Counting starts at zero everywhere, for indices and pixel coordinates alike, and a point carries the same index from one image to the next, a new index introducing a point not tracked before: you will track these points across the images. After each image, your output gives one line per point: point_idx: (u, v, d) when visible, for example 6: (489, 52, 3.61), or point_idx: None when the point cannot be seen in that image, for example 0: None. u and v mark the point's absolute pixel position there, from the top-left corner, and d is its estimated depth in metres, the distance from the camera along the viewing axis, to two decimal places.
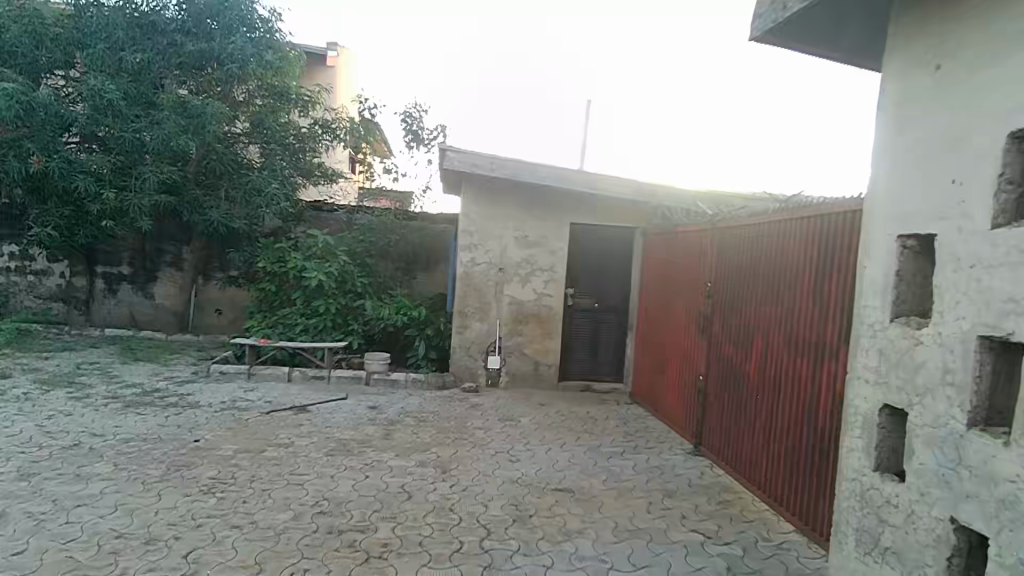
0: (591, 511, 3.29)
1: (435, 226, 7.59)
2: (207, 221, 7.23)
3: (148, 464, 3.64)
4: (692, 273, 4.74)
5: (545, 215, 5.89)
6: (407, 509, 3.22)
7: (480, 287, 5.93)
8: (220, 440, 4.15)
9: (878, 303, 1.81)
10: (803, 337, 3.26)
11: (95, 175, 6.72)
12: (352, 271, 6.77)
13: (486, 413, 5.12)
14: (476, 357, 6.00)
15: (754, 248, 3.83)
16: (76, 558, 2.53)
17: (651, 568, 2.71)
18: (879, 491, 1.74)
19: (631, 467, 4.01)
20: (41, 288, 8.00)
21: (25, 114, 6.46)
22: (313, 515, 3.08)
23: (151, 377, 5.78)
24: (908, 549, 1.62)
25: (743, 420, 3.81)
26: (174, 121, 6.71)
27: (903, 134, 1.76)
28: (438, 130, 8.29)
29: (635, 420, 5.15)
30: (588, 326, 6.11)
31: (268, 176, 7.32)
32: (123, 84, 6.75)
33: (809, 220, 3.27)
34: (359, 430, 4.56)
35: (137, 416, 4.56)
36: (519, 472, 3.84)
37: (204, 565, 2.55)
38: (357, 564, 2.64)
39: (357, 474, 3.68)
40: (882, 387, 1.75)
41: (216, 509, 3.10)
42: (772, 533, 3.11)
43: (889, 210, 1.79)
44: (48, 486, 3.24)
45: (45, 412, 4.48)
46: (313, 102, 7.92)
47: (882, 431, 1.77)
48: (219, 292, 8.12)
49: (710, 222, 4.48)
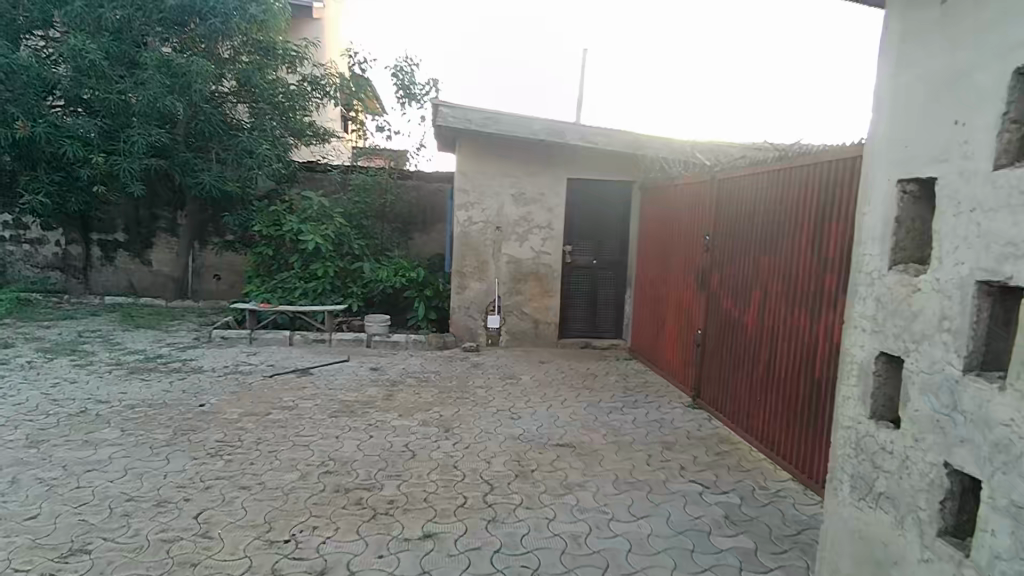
0: (592, 464, 3.35)
1: (430, 184, 7.50)
2: (200, 185, 7.14)
3: (153, 429, 3.69)
4: (691, 226, 4.69)
5: (541, 171, 5.82)
6: (412, 467, 3.27)
7: (478, 245, 5.90)
8: (224, 405, 4.18)
9: (876, 251, 1.77)
10: (801, 288, 3.25)
11: (83, 139, 6.62)
12: (348, 233, 6.72)
13: (487, 372, 5.18)
14: (476, 317, 6.02)
15: (753, 197, 3.78)
16: (89, 521, 2.59)
17: (650, 518, 2.77)
18: (874, 439, 1.74)
19: (630, 421, 4.06)
20: (38, 257, 7.98)
21: (5, 77, 6.27)
22: (321, 475, 3.14)
23: (153, 344, 5.81)
24: (901, 494, 1.63)
25: (741, 370, 3.84)
26: (158, 80, 6.59)
27: (900, 77, 1.70)
28: (430, 84, 8.17)
29: (634, 375, 5.19)
30: (587, 283, 6.10)
31: (258, 138, 7.21)
32: (105, 44, 6.57)
33: (810, 168, 3.22)
34: (361, 391, 4.60)
35: (141, 382, 4.61)
36: (521, 429, 3.88)
37: (214, 525, 2.61)
38: (364, 520, 2.70)
39: (360, 434, 3.72)
40: (879, 335, 1.73)
41: (223, 471, 3.15)
42: (768, 481, 3.17)
43: (891, 154, 1.72)
44: (57, 452, 3.29)
45: (50, 380, 4.52)
46: (301, 57, 7.70)
47: (877, 378, 1.76)
48: (216, 258, 8.09)
49: (708, 172, 4.42)
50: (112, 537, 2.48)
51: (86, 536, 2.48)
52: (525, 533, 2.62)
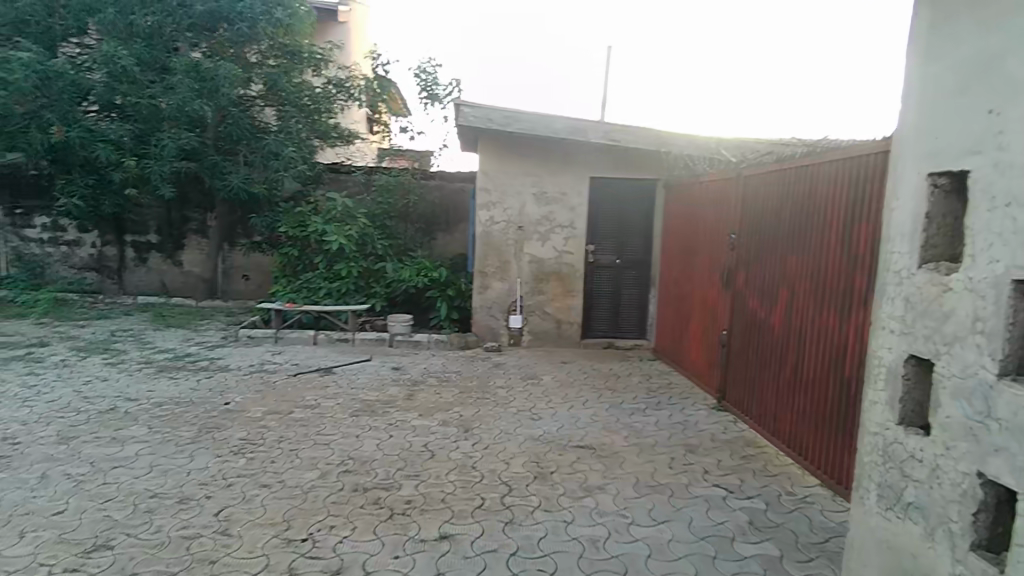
0: (612, 466, 3.30)
1: (453, 184, 7.51)
2: (228, 187, 7.28)
3: (179, 426, 3.76)
4: (716, 225, 4.59)
5: (563, 170, 5.77)
6: (431, 467, 3.27)
7: (500, 245, 5.88)
8: (249, 403, 4.24)
9: (905, 249, 1.68)
10: (830, 287, 3.15)
11: (116, 143, 6.80)
12: (372, 233, 6.78)
13: (508, 372, 5.15)
14: (497, 317, 6.00)
15: (781, 194, 3.67)
16: (113, 517, 2.64)
17: (671, 523, 2.71)
18: (903, 446, 1.66)
19: (652, 422, 3.99)
20: (74, 259, 8.21)
21: (42, 84, 6.48)
22: (340, 474, 3.16)
23: (182, 343, 5.94)
24: (932, 505, 1.54)
25: (767, 372, 3.74)
26: (188, 84, 6.73)
27: (929, 66, 1.61)
28: (453, 84, 8.13)
29: (657, 376, 5.11)
30: (610, 283, 6.01)
31: (284, 140, 7.32)
32: (136, 50, 6.74)
33: (839, 163, 3.11)
34: (383, 391, 4.62)
35: (170, 380, 4.71)
36: (541, 430, 3.84)
37: (234, 523, 2.63)
38: (381, 520, 2.70)
39: (380, 434, 3.73)
40: (907, 336, 1.65)
41: (245, 469, 3.19)
42: (795, 487, 3.07)
43: (919, 147, 1.64)
44: (86, 449, 3.37)
45: (82, 378, 4.64)
46: (326, 60, 7.77)
47: (906, 382, 1.67)
48: (245, 258, 8.25)
49: (733, 169, 4.32)
50: (134, 533, 2.52)
51: (110, 531, 2.53)
52: (542, 536, 2.59)
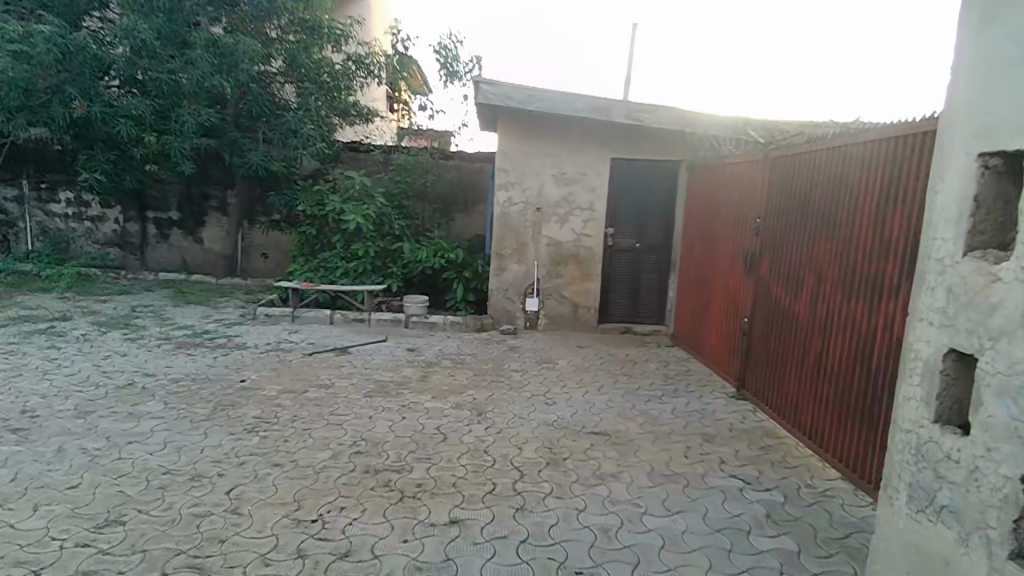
0: (626, 454, 3.23)
1: (472, 164, 7.41)
2: (248, 164, 7.26)
3: (195, 403, 3.78)
4: (740, 208, 4.45)
5: (583, 150, 5.64)
6: (443, 450, 3.24)
7: (517, 227, 5.79)
8: (264, 381, 4.25)
9: (949, 234, 1.57)
10: (859, 273, 3.01)
11: (136, 119, 6.81)
12: (389, 213, 6.73)
13: (523, 356, 5.10)
14: (514, 299, 5.93)
15: (811, 175, 3.52)
16: (126, 493, 2.65)
17: (685, 513, 2.64)
18: (938, 446, 1.56)
19: (668, 410, 3.91)
20: (97, 234, 8.31)
21: (63, 57, 6.48)
22: (352, 455, 3.14)
23: (200, 320, 5.98)
24: (969, 510, 1.45)
25: (790, 361, 3.63)
26: (207, 59, 6.69)
27: (982, 38, 1.49)
28: (473, 62, 8.06)
29: (675, 363, 5.01)
30: (629, 267, 5.89)
31: (303, 117, 7.27)
32: (157, 23, 6.71)
33: (874, 143, 2.95)
34: (397, 372, 4.60)
35: (187, 356, 4.75)
36: (555, 415, 3.79)
37: (245, 502, 2.63)
38: (391, 503, 2.67)
39: (393, 415, 3.71)
40: (948, 329, 1.54)
41: (258, 448, 3.19)
42: (815, 480, 2.98)
43: (970, 124, 1.52)
44: (103, 423, 3.40)
45: (102, 353, 4.69)
46: (346, 36, 7.67)
47: (945, 378, 1.57)
48: (263, 237, 8.28)
49: (761, 150, 4.17)
50: (146, 509, 2.53)
51: (122, 507, 2.53)
52: (553, 524, 2.54)
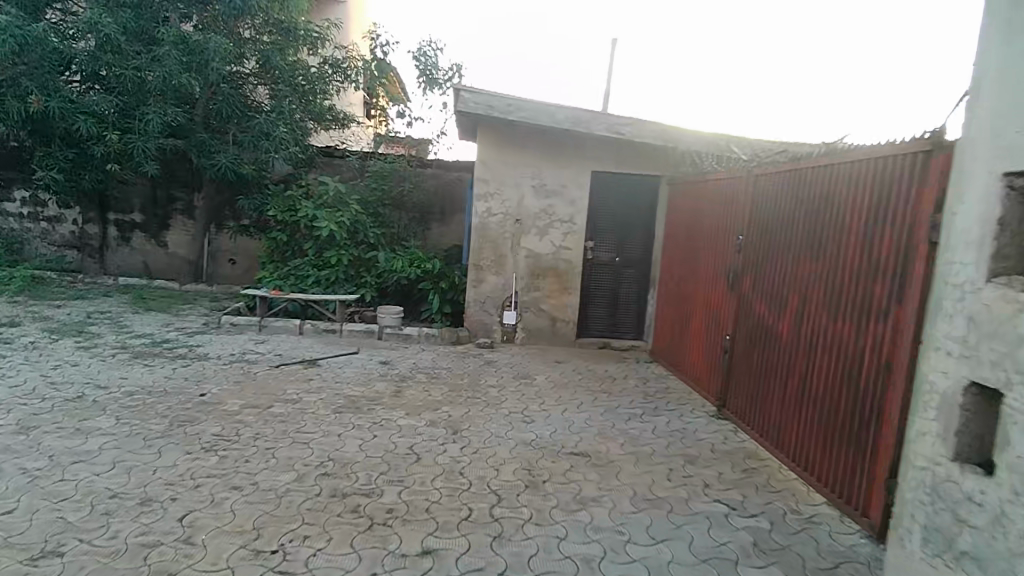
0: (608, 477, 3.10)
1: (450, 173, 7.27)
2: (217, 167, 6.99)
3: (149, 418, 3.53)
4: (722, 225, 4.39)
5: (566, 161, 5.55)
6: (416, 472, 3.06)
7: (496, 238, 5.66)
8: (226, 395, 4.01)
9: (970, 259, 1.49)
10: (846, 294, 2.95)
11: (97, 116, 6.50)
12: (364, 221, 6.54)
13: (500, 370, 4.95)
14: (491, 312, 5.78)
15: (795, 194, 3.47)
16: (66, 520, 2.42)
17: (672, 542, 2.52)
18: (958, 485, 1.47)
19: (650, 429, 3.80)
20: (54, 236, 7.93)
21: (19, 49, 6.16)
22: (318, 477, 2.95)
23: (161, 328, 5.69)
24: (994, 556, 1.35)
25: (773, 381, 3.55)
26: (175, 56, 6.43)
27: (1007, 55, 1.42)
28: (453, 69, 7.94)
29: (656, 380, 4.92)
30: (609, 281, 5.81)
31: (275, 120, 7.05)
32: (122, 18, 6.46)
33: (863, 162, 2.90)
34: (369, 386, 4.41)
35: (144, 367, 4.47)
36: (533, 435, 3.64)
37: (199, 530, 2.42)
38: (360, 531, 2.49)
39: (364, 433, 3.52)
40: (968, 360, 1.46)
41: (216, 469, 2.96)
42: (802, 505, 2.89)
43: (994, 142, 1.44)
44: (46, 440, 3.14)
45: (50, 362, 4.40)
46: (323, 39, 7.49)
47: (964, 413, 1.48)
48: (232, 242, 8.00)
49: (744, 166, 4.13)
50: (87, 539, 2.30)
51: (60, 536, 2.30)
52: (533, 554, 2.39)
